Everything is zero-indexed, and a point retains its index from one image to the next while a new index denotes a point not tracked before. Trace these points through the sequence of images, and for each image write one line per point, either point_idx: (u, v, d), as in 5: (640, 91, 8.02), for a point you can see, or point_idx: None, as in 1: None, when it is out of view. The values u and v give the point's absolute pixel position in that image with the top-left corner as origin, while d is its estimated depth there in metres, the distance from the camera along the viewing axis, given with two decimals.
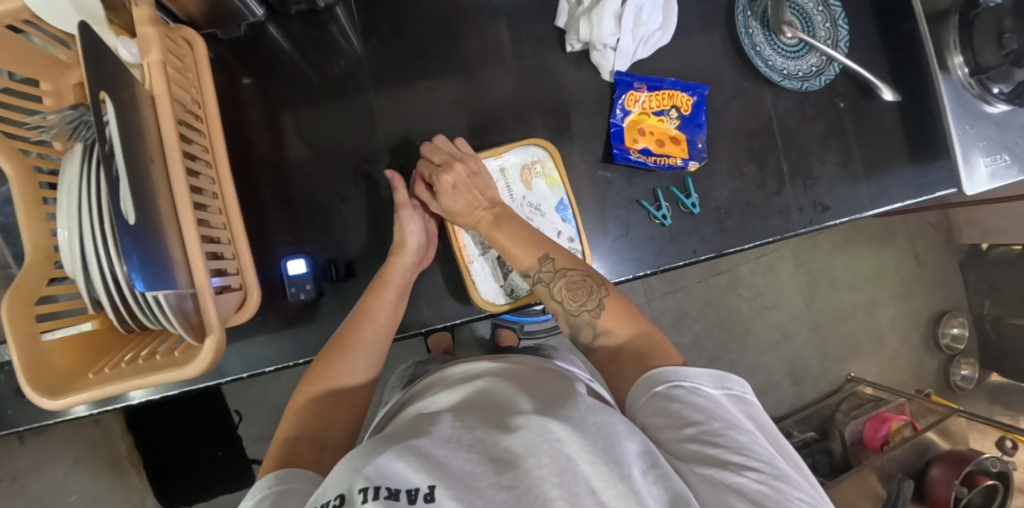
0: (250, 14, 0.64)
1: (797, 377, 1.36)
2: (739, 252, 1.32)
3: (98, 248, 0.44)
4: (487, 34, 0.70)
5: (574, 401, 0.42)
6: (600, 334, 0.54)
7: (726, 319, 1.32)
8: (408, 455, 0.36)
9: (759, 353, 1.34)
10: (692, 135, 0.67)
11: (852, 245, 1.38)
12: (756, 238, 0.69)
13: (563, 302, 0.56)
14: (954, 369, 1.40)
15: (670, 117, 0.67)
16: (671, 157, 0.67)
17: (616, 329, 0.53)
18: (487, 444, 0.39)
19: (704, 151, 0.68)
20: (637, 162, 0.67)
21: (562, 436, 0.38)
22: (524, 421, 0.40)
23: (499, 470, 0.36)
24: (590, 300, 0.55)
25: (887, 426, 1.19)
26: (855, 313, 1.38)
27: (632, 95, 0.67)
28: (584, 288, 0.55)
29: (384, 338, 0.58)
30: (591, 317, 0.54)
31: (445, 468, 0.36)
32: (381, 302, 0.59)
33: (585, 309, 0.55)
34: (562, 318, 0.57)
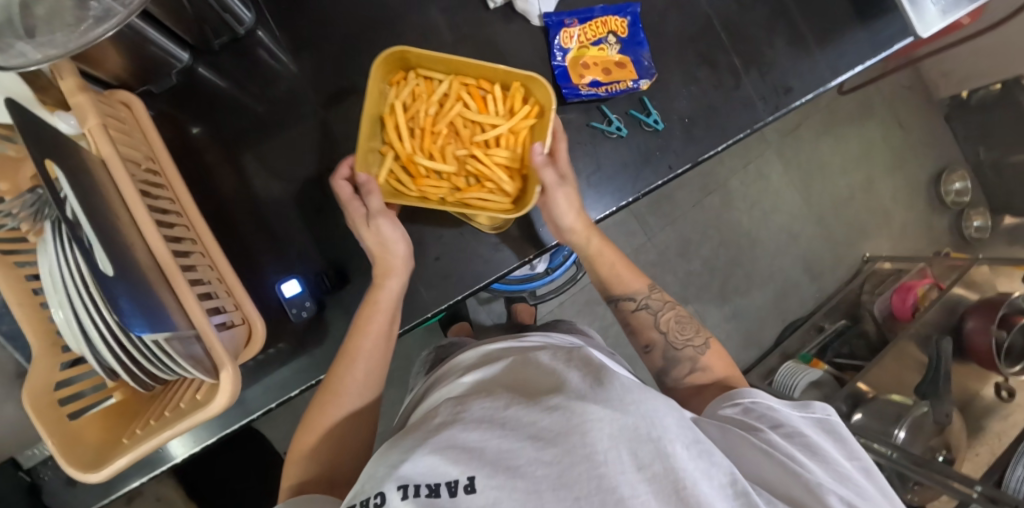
0: (176, 60, 0.65)
1: (814, 272, 1.36)
2: (725, 167, 1.32)
3: (92, 315, 0.44)
4: (413, 16, 0.70)
5: (606, 377, 0.43)
6: (697, 368, 0.61)
7: (730, 235, 1.32)
8: (444, 449, 0.38)
9: (770, 259, 1.34)
10: (636, 54, 0.67)
11: (834, 129, 1.36)
12: (727, 137, 0.69)
13: (668, 333, 0.64)
14: (966, 222, 1.40)
15: (609, 44, 0.67)
16: (622, 82, 0.66)
17: (714, 365, 0.61)
18: (520, 422, 0.40)
19: (652, 67, 0.67)
20: (590, 96, 0.66)
21: (596, 409, 0.39)
22: (559, 399, 0.41)
23: (536, 446, 0.38)
24: (697, 337, 0.63)
25: (913, 293, 1.18)
26: (855, 195, 1.38)
27: (566, 32, 0.67)
28: (693, 328, 0.64)
29: (378, 363, 0.59)
30: (697, 352, 0.62)
31: (483, 454, 0.38)
32: (369, 336, 0.59)
33: (690, 343, 0.63)
34: (660, 347, 0.64)
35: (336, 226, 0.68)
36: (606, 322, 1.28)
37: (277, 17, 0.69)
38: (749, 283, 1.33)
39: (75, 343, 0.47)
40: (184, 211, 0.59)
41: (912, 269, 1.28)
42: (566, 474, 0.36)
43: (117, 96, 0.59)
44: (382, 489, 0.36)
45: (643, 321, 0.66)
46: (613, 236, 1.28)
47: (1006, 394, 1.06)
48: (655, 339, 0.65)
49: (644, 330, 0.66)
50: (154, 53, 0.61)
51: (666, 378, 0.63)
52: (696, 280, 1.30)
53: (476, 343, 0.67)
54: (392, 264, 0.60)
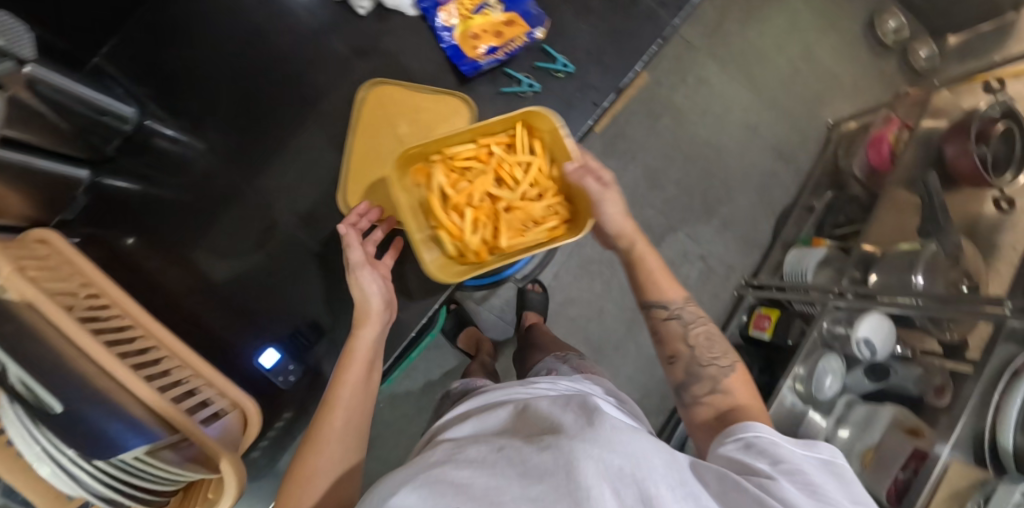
0: (77, 178, 0.63)
1: (785, 157, 1.34)
2: (664, 87, 1.29)
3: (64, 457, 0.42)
4: (293, 52, 0.69)
5: (601, 419, 0.43)
6: (717, 389, 0.55)
7: (694, 151, 1.30)
8: (429, 485, 0.39)
9: (739, 160, 1.32)
10: (520, 6, 0.64)
11: (755, 13, 1.34)
12: (640, 54, 0.66)
13: (694, 348, 0.59)
14: (913, 55, 1.38)
15: (490, 6, 0.64)
16: (517, 39, 0.63)
17: (737, 390, 0.55)
18: (512, 460, 0.40)
19: (541, 13, 0.64)
20: (492, 63, 0.64)
21: (584, 446, 0.39)
22: (552, 440, 0.41)
23: (524, 483, 0.37)
24: (724, 357, 0.58)
25: (885, 142, 1.17)
26: (798, 69, 1.36)
27: (444, 9, 0.64)
28: (722, 347, 0.59)
29: (358, 419, 0.53)
30: (720, 372, 0.56)
31: (469, 490, 0.38)
32: (346, 387, 0.53)
33: (713, 362, 0.57)
34: (683, 363, 0.58)
35: (293, 282, 0.66)
36: (605, 278, 1.27)
37: (163, 103, 0.68)
38: (728, 190, 1.31)
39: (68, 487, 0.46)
40: (136, 322, 0.58)
41: (877, 118, 1.26)
42: None
43: (29, 235, 0.57)
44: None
45: (673, 332, 0.60)
46: None
47: (1006, 205, 1.01)
48: (682, 353, 0.59)
49: (671, 341, 0.60)
50: (50, 178, 0.59)
51: (687, 395, 0.57)
52: (676, 205, 1.28)
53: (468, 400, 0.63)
54: (368, 311, 0.57)
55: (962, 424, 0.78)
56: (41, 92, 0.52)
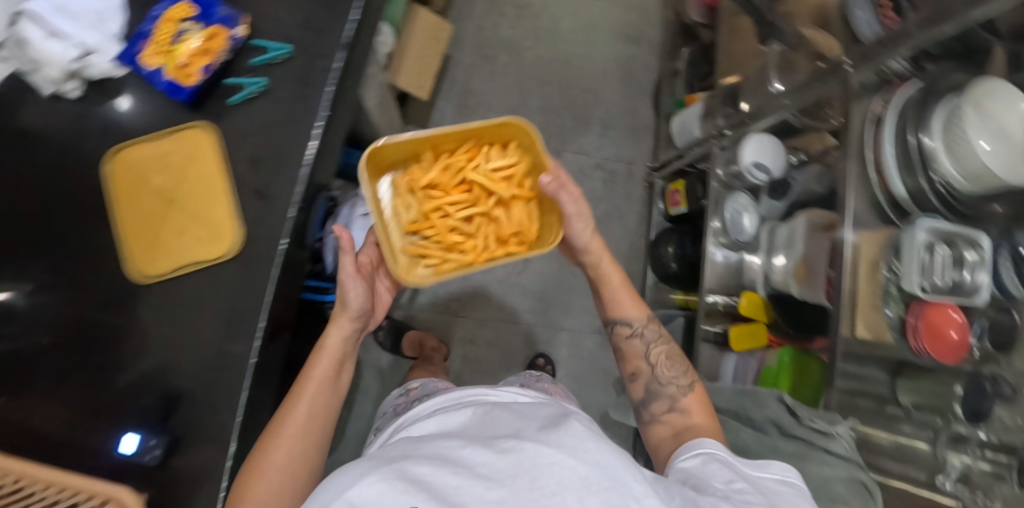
0: None
1: (632, 39, 1.31)
2: (486, 29, 1.25)
3: None
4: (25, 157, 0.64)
5: (566, 426, 0.44)
6: (673, 407, 0.65)
7: (544, 75, 1.26)
8: (392, 479, 0.38)
9: (590, 62, 1.29)
10: (215, 18, 0.66)
11: None
12: (352, 4, 0.66)
13: (654, 365, 0.68)
14: None
15: (188, 30, 0.66)
16: (223, 47, 0.65)
17: (693, 408, 0.64)
18: (473, 463, 0.41)
19: (236, 16, 0.66)
20: (209, 78, 0.65)
21: (553, 455, 0.40)
22: (512, 443, 0.42)
23: (485, 485, 0.38)
24: (684, 377, 0.67)
25: None
26: None
27: (147, 54, 0.66)
28: (681, 367, 0.68)
29: (325, 416, 0.59)
30: (678, 391, 0.66)
31: (437, 488, 0.38)
32: (313, 381, 0.60)
33: (672, 381, 0.66)
34: (644, 377, 0.69)
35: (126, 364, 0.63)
36: None
37: None
38: (593, 93, 1.28)
39: None
40: None
41: None
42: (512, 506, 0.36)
43: None
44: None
45: (634, 349, 0.70)
46: None
47: None
48: (642, 367, 0.69)
49: (632, 356, 0.70)
50: None
51: (646, 410, 0.67)
52: (550, 129, 1.24)
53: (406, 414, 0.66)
54: (349, 310, 0.64)
55: (852, 197, 0.74)
56: None
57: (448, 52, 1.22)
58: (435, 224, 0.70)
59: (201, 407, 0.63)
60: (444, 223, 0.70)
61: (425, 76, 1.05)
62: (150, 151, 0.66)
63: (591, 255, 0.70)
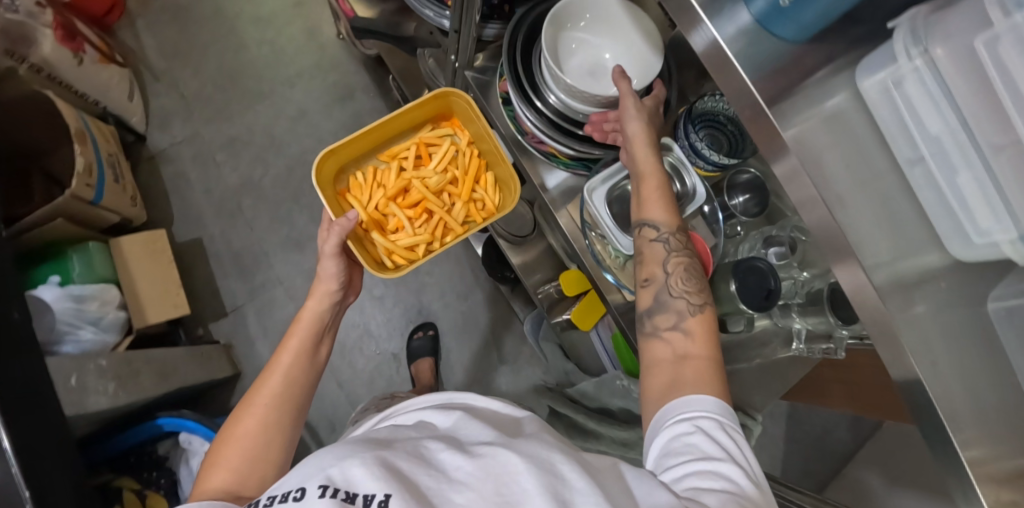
0: None
1: (347, 95, 1.25)
2: (216, 189, 1.19)
3: None
4: None
5: (536, 440, 0.45)
6: (682, 321, 0.55)
7: (295, 187, 1.21)
8: (380, 466, 0.40)
9: (327, 143, 1.23)
10: None
11: (189, 54, 1.23)
12: None
13: (673, 285, 0.57)
14: None
15: None
16: None
17: (697, 329, 0.54)
18: (451, 466, 0.42)
19: None
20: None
21: (521, 463, 0.40)
22: (484, 449, 0.43)
23: (455, 489, 0.39)
24: (697, 296, 0.56)
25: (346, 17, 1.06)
26: (266, 39, 1.25)
27: None
28: (698, 284, 0.57)
29: (298, 388, 0.59)
30: (690, 308, 0.55)
31: (416, 482, 0.40)
32: (288, 351, 0.61)
33: (684, 295, 0.56)
34: (657, 289, 0.57)
35: None
36: (370, 336, 1.21)
37: None
38: None
39: None
40: None
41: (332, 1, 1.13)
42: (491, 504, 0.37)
43: None
44: (303, 487, 0.39)
45: (655, 252, 0.58)
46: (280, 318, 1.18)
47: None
48: (659, 274, 0.58)
49: (651, 260, 0.58)
50: None
51: (649, 320, 0.57)
52: None
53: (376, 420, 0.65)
54: (324, 278, 0.67)
55: (539, 170, 0.75)
56: None
57: (198, 236, 1.17)
58: (399, 180, 0.79)
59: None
60: (387, 183, 0.79)
61: (176, 293, 1.03)
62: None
63: (639, 160, 0.59)
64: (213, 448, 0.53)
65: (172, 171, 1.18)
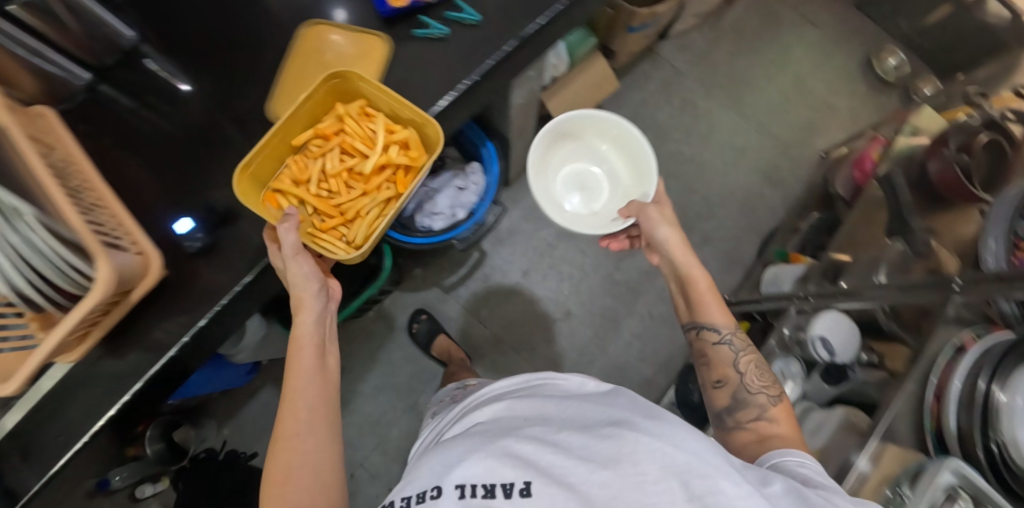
0: (75, 77, 0.72)
1: (774, 179, 1.31)
2: (649, 106, 1.33)
3: None
4: (258, 15, 0.76)
5: (659, 420, 0.46)
6: (765, 417, 0.63)
7: (677, 167, 1.31)
8: (503, 457, 0.45)
9: (724, 179, 1.30)
10: None
11: (746, 44, 1.38)
12: (549, 7, 0.74)
13: (743, 373, 0.67)
14: (914, 91, 1.35)
15: None
16: None
17: (781, 420, 0.63)
18: (574, 445, 0.45)
19: None
20: (408, 9, 0.71)
21: (649, 442, 0.42)
22: (614, 430, 0.45)
23: (591, 469, 0.42)
24: (771, 388, 0.66)
25: (868, 159, 1.13)
26: (788, 97, 1.36)
27: None
28: (769, 377, 0.67)
29: (325, 404, 0.61)
30: (769, 402, 0.64)
31: (535, 465, 0.44)
32: (303, 355, 0.62)
33: (764, 390, 0.65)
34: (735, 381, 0.66)
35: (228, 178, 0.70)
36: (576, 277, 1.25)
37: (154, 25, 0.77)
38: (710, 206, 1.29)
39: None
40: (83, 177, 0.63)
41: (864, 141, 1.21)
42: (620, 495, 0.39)
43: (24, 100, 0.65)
44: (441, 487, 0.45)
45: (722, 356, 0.68)
46: None
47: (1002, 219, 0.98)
48: (729, 376, 0.67)
49: (721, 365, 0.68)
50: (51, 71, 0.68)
51: (731, 417, 0.65)
52: None
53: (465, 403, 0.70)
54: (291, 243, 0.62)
55: (901, 407, 0.71)
56: None
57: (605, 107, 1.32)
58: (331, 136, 0.70)
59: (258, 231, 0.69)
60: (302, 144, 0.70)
61: (573, 112, 1.15)
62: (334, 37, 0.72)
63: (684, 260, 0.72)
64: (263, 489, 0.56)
65: (649, 66, 1.35)
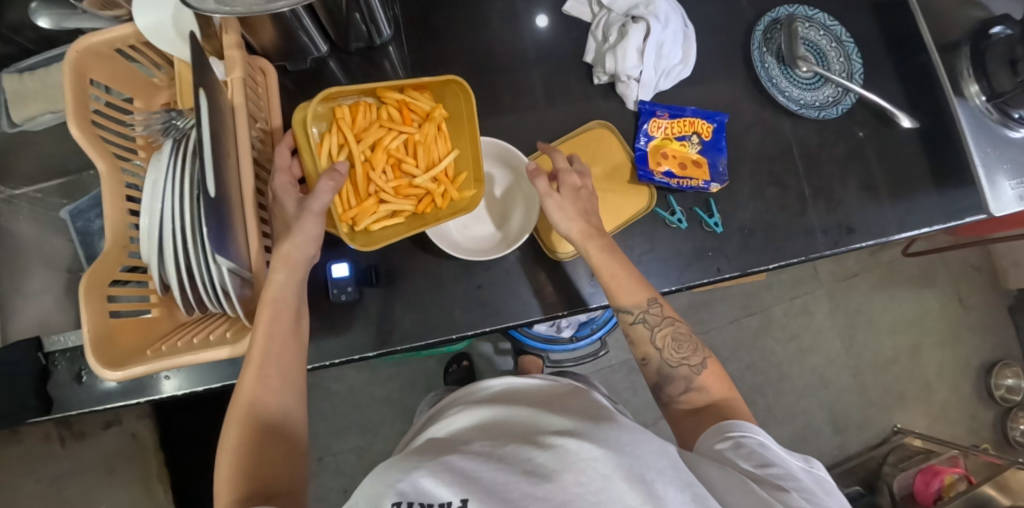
0: (315, 49, 0.69)
1: (839, 425, 1.25)
2: (770, 293, 1.27)
3: (175, 218, 0.49)
4: (512, 89, 0.72)
5: (604, 428, 0.46)
6: (692, 389, 0.56)
7: (761, 364, 1.25)
8: (441, 473, 0.41)
9: (796, 398, 1.25)
10: (713, 158, 0.69)
11: (891, 287, 1.30)
12: (782, 257, 0.70)
13: (662, 350, 0.58)
14: (1012, 423, 1.29)
15: (691, 142, 0.69)
16: (694, 179, 0.67)
17: (711, 386, 0.56)
18: (518, 462, 0.43)
19: (725, 173, 0.69)
20: (661, 183, 0.67)
21: (593, 452, 0.41)
22: (556, 441, 0.44)
23: (531, 481, 0.40)
24: (694, 356, 0.58)
25: (939, 479, 1.11)
26: (898, 358, 1.29)
27: (655, 121, 0.69)
28: (690, 345, 0.58)
29: (294, 374, 0.52)
30: (693, 371, 0.57)
31: (479, 483, 0.40)
32: (273, 311, 0.51)
33: (685, 362, 0.57)
34: (655, 364, 0.59)
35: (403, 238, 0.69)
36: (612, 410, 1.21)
37: (411, 37, 0.74)
38: (768, 417, 1.24)
39: (151, 251, 0.52)
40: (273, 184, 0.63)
41: (942, 453, 1.19)
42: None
43: (258, 62, 0.64)
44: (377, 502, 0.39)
45: (640, 335, 0.59)
46: None
47: None
48: (651, 356, 0.59)
49: (640, 344, 0.59)
50: (301, 36, 0.65)
51: (670, 392, 0.58)
52: None
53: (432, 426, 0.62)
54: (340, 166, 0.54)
55: None
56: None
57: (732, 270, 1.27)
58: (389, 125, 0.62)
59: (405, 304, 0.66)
60: (391, 117, 0.62)
61: None
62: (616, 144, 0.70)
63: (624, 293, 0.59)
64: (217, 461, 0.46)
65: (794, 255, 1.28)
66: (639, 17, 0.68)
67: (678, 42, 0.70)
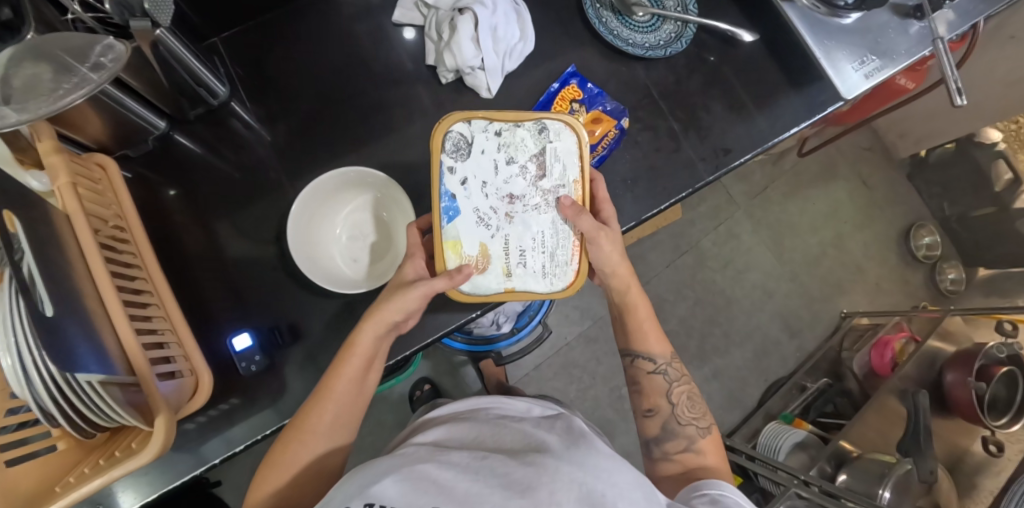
0: (152, 127, 0.67)
1: (792, 329, 1.33)
2: (695, 228, 1.32)
3: (29, 351, 0.46)
4: (369, 115, 0.73)
5: (585, 452, 0.47)
6: (691, 449, 0.61)
7: (706, 295, 1.31)
8: (414, 480, 0.43)
9: (748, 316, 1.32)
10: (602, 105, 0.73)
11: (800, 189, 1.37)
12: (671, 195, 0.73)
13: (675, 406, 0.63)
14: (940, 275, 1.39)
15: (577, 113, 0.73)
16: (608, 133, 0.72)
17: (710, 452, 0.61)
18: (496, 474, 0.45)
19: (620, 106, 0.73)
20: (596, 160, 0.72)
21: (567, 473, 0.44)
22: (536, 458, 0.46)
23: (506, 496, 0.42)
24: (702, 420, 0.63)
25: (890, 348, 1.18)
26: (826, 252, 1.36)
27: None
28: (699, 410, 0.64)
29: (349, 417, 0.55)
30: (697, 433, 0.62)
31: (450, 492, 0.43)
32: (356, 355, 0.55)
33: (694, 423, 0.63)
34: (664, 413, 0.63)
35: (302, 289, 0.69)
36: (584, 385, 1.23)
37: (250, 90, 0.72)
38: (727, 341, 1.30)
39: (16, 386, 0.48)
40: (149, 278, 0.60)
41: (889, 323, 1.26)
42: None
43: (93, 158, 0.61)
44: (353, 506, 0.41)
45: (654, 386, 0.64)
46: (586, 297, 1.25)
47: (995, 448, 1.03)
48: (659, 406, 0.64)
49: (654, 395, 0.64)
50: (130, 118, 0.63)
51: (657, 448, 0.63)
52: (673, 339, 1.28)
53: (461, 403, 0.67)
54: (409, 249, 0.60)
55: None
56: (160, 52, 0.57)
57: None
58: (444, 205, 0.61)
59: (320, 350, 0.67)
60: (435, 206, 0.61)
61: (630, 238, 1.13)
62: (438, 191, 0.58)
63: (661, 348, 0.64)
64: (265, 467, 0.53)
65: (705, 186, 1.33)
66: (465, 8, 0.68)
67: (513, 20, 0.71)
